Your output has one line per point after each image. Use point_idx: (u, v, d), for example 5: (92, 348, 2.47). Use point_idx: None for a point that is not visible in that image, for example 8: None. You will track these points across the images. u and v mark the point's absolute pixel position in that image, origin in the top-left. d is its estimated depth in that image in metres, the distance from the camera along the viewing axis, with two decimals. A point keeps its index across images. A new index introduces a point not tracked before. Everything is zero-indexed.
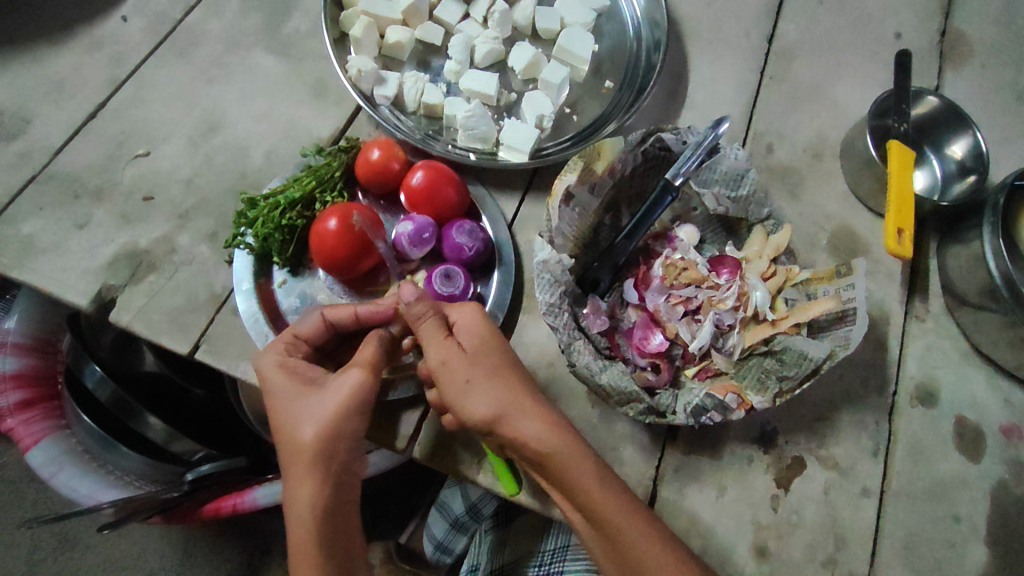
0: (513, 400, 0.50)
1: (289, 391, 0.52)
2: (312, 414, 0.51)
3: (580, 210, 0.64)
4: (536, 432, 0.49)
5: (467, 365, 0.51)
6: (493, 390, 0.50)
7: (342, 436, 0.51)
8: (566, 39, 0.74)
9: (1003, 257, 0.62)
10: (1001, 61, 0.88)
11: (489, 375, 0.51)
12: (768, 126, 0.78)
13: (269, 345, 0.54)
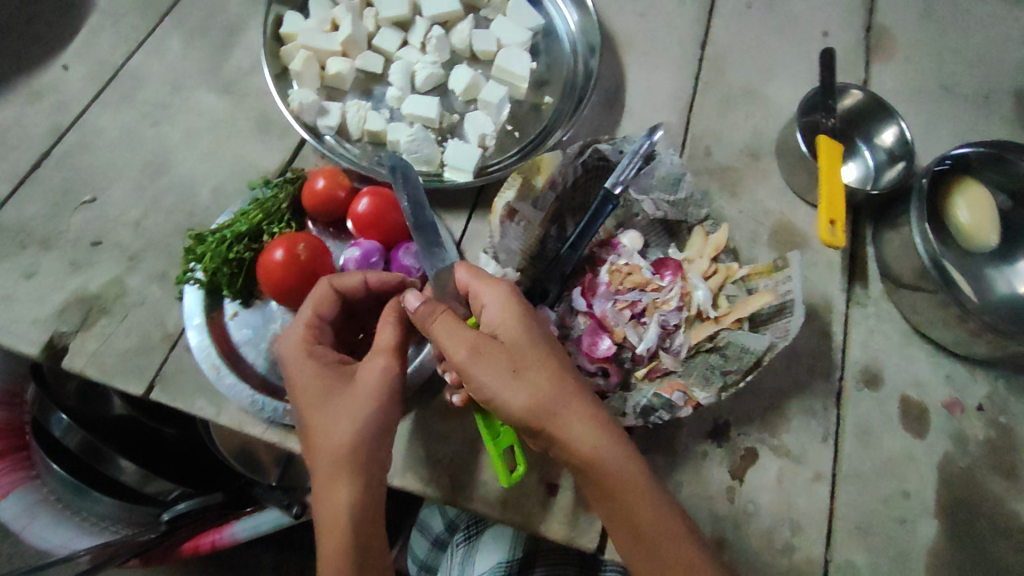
0: (540, 397, 0.50)
1: (319, 389, 0.53)
2: (342, 416, 0.52)
3: (525, 224, 0.67)
4: (564, 428, 0.50)
5: (491, 363, 0.51)
6: (521, 389, 0.50)
7: (370, 435, 0.53)
8: (503, 61, 0.76)
9: (930, 239, 0.65)
10: (924, 52, 0.92)
11: (513, 372, 0.51)
12: (705, 129, 0.81)
13: (289, 337, 0.55)
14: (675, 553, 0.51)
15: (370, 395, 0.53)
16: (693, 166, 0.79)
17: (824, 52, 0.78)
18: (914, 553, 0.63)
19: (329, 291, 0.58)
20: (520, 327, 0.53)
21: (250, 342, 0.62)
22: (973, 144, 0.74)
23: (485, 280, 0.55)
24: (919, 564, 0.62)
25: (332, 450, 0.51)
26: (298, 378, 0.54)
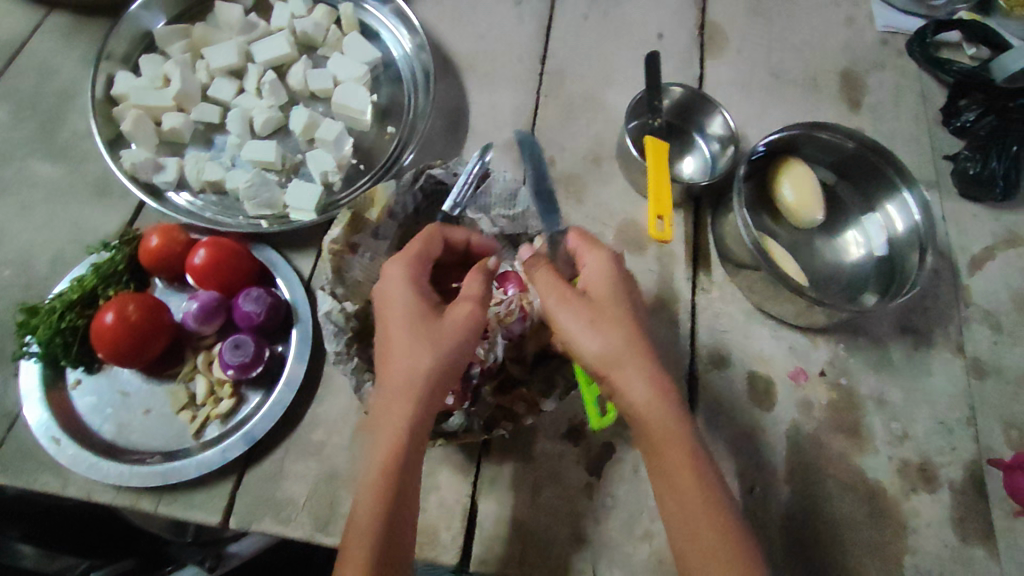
0: (625, 345, 0.52)
1: (410, 311, 0.54)
2: (432, 343, 0.52)
3: (368, 256, 0.68)
4: (635, 373, 0.52)
5: (592, 313, 0.54)
6: (605, 332, 0.53)
7: (444, 374, 0.52)
8: (340, 98, 0.78)
9: (749, 225, 0.69)
10: (754, 44, 0.98)
11: (610, 320, 0.54)
12: (548, 141, 0.84)
13: (396, 259, 0.57)
14: (709, 532, 0.49)
15: (462, 333, 0.54)
16: None
17: (648, 54, 0.82)
18: (768, 521, 0.67)
19: (436, 233, 0.64)
20: (615, 286, 0.57)
21: (94, 409, 0.62)
22: (785, 128, 0.78)
23: (592, 245, 0.60)
24: (773, 530, 0.66)
25: (407, 382, 0.51)
26: (388, 305, 0.55)
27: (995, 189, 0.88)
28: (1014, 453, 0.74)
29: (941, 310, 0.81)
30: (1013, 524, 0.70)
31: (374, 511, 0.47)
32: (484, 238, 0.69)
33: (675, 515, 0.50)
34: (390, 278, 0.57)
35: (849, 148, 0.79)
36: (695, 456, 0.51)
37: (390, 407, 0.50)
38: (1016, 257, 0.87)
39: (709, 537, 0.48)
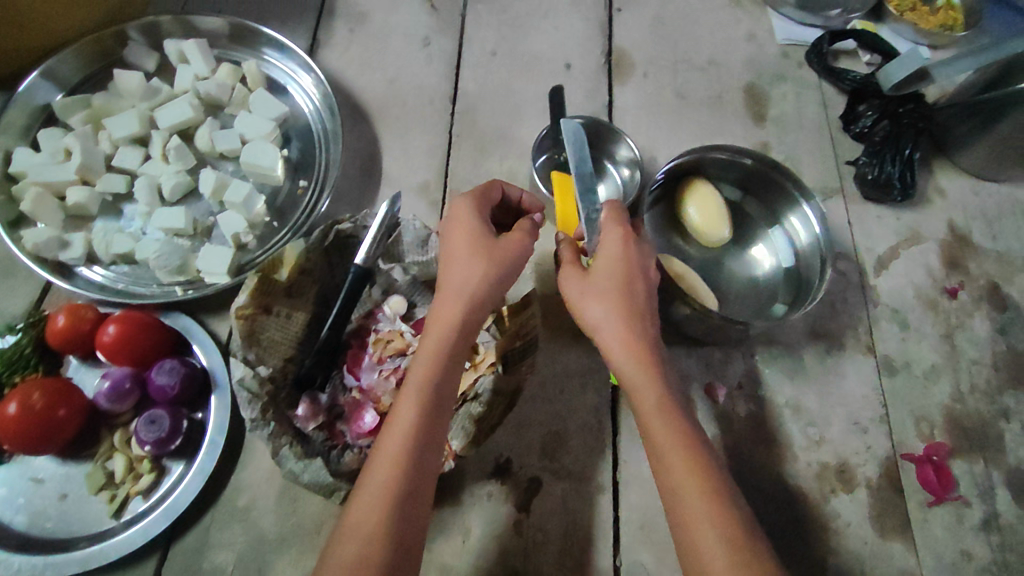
0: (621, 299, 0.60)
1: (459, 242, 0.61)
2: (478, 272, 0.59)
3: (284, 315, 0.69)
4: (622, 323, 0.59)
5: (602, 270, 0.62)
6: (605, 285, 0.61)
7: (473, 312, 0.59)
8: (248, 157, 0.78)
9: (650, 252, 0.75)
10: (660, 66, 1.01)
11: (618, 276, 0.61)
12: (462, 180, 0.86)
13: (467, 195, 0.64)
14: (676, 475, 0.54)
15: (507, 266, 0.61)
16: None
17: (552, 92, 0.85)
18: None
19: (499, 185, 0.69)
20: (632, 245, 0.63)
21: (9, 498, 0.62)
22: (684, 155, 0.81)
23: (616, 217, 0.64)
24: None
25: (440, 321, 0.58)
26: (453, 240, 0.62)
27: (893, 190, 0.92)
28: (923, 446, 0.78)
29: (849, 314, 0.85)
30: (926, 514, 0.74)
31: (401, 432, 0.52)
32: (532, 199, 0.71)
33: (651, 453, 0.56)
34: (455, 210, 0.64)
35: (747, 165, 0.83)
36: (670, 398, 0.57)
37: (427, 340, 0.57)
38: (919, 254, 0.92)
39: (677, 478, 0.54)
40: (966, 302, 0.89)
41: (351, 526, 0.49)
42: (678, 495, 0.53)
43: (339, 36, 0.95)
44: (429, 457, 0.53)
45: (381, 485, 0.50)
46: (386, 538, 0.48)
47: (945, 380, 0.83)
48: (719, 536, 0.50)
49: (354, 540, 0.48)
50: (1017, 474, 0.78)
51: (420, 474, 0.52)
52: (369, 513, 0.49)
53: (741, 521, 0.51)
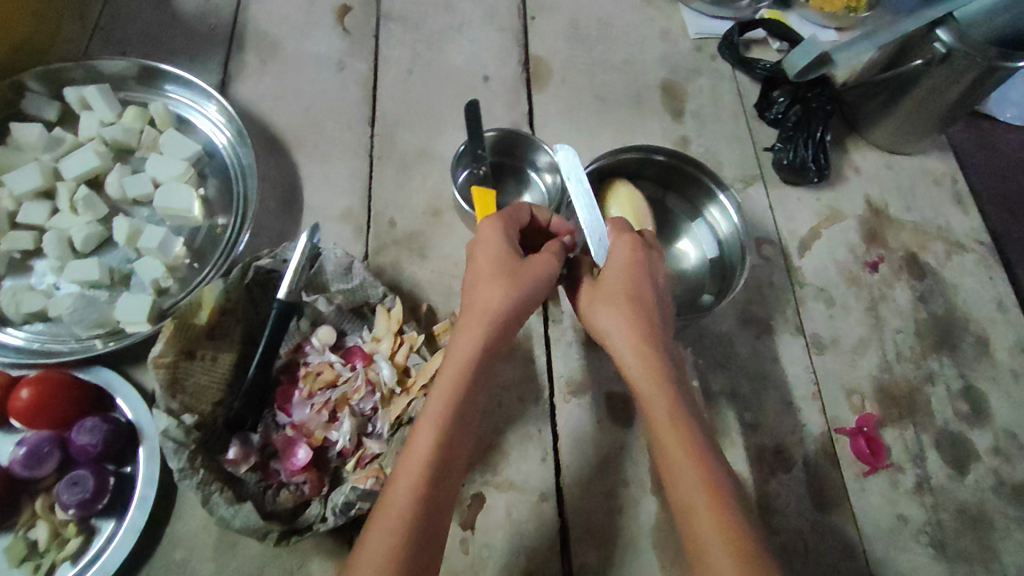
0: (627, 320, 0.61)
1: (485, 263, 0.61)
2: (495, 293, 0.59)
3: (209, 358, 0.68)
4: (630, 342, 0.59)
5: (608, 293, 0.63)
6: (615, 307, 0.62)
7: (494, 335, 0.59)
8: (161, 201, 0.77)
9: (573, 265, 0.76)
10: (577, 70, 1.02)
11: (622, 296, 0.62)
12: (386, 202, 0.86)
13: (494, 216, 0.64)
14: (684, 489, 0.52)
15: (534, 279, 0.60)
16: (380, 240, 0.83)
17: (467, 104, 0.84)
18: (641, 536, 0.70)
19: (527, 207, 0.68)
20: (637, 266, 0.64)
21: None
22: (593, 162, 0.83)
23: (622, 233, 0.66)
24: (647, 541, 0.70)
25: (451, 353, 0.58)
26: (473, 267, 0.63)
27: (809, 173, 0.94)
28: (855, 418, 0.81)
29: (776, 298, 0.88)
30: (862, 484, 0.77)
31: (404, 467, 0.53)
32: (561, 220, 0.69)
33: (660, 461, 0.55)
34: (483, 231, 0.63)
35: (660, 161, 0.85)
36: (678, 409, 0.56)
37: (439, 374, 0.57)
38: (839, 231, 0.95)
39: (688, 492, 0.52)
40: (887, 274, 0.92)
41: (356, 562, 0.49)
42: (682, 506, 0.52)
43: (252, 67, 0.95)
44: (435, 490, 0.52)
45: (384, 520, 0.50)
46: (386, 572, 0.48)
47: (873, 351, 0.86)
48: (721, 545, 0.48)
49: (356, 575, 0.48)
50: (946, 435, 0.82)
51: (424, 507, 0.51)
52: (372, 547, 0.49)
53: (745, 528, 0.50)
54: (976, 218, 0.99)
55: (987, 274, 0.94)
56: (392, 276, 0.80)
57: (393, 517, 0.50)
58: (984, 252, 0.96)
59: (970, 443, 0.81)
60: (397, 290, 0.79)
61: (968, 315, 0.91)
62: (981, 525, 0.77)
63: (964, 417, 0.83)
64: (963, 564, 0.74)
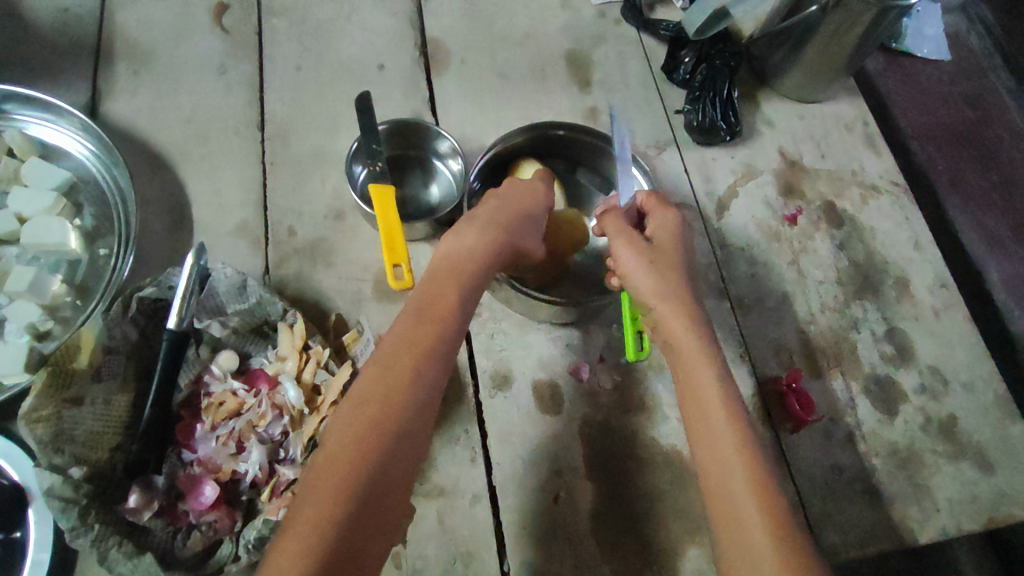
0: (681, 289, 0.63)
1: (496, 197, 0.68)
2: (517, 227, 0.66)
3: (100, 402, 0.62)
4: (670, 308, 0.62)
5: (656, 263, 0.65)
6: (668, 274, 0.64)
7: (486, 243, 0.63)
8: (29, 237, 0.71)
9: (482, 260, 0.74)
10: (478, 48, 0.97)
11: (674, 270, 0.65)
12: (284, 210, 0.81)
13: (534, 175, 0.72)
14: (719, 443, 0.53)
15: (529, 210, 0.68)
16: (281, 251, 0.78)
17: (360, 95, 0.78)
18: (579, 522, 0.69)
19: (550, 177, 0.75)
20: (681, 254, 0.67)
21: None
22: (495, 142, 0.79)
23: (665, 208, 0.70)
24: (585, 528, 0.68)
25: (460, 257, 0.62)
26: (511, 197, 0.68)
27: (720, 132, 0.93)
28: (785, 373, 0.81)
29: (697, 263, 0.87)
30: (795, 440, 0.78)
31: (417, 348, 0.54)
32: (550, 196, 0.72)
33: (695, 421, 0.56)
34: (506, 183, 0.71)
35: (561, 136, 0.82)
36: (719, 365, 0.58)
37: (447, 272, 0.61)
38: (756, 187, 0.94)
39: (729, 452, 0.52)
40: (807, 225, 0.92)
41: (355, 422, 0.49)
42: (711, 440, 0.54)
43: (122, 79, 0.87)
44: (432, 376, 0.53)
45: (386, 390, 0.51)
46: (385, 432, 0.49)
47: (798, 305, 0.86)
48: (749, 481, 0.50)
49: (354, 436, 0.48)
50: (874, 379, 0.83)
51: (427, 387, 0.52)
52: (372, 414, 0.49)
53: (767, 468, 0.51)
54: (888, 160, 1.00)
55: (903, 214, 0.95)
56: (296, 288, 0.76)
57: (387, 390, 0.51)
58: (899, 192, 0.97)
59: (896, 385, 0.83)
60: (301, 303, 0.76)
61: (887, 257, 0.91)
62: (912, 464, 0.78)
63: (890, 360, 0.84)
64: (897, 505, 0.76)
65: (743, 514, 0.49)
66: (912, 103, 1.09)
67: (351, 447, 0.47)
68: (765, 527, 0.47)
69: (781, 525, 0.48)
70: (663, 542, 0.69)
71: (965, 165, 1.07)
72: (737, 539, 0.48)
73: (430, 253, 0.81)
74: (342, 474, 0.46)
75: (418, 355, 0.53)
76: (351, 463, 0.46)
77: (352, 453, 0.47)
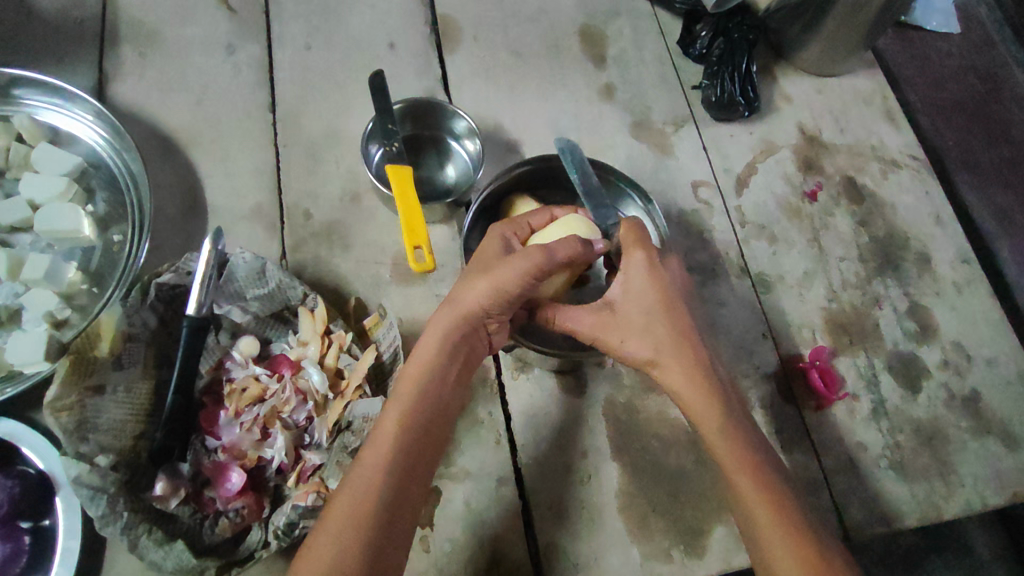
0: (666, 335, 0.59)
1: (478, 257, 0.62)
2: (478, 288, 0.57)
3: (123, 389, 0.61)
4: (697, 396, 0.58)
5: (633, 320, 0.60)
6: (639, 330, 0.60)
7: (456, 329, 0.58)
8: (42, 224, 0.69)
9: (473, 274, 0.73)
10: (490, 25, 0.95)
11: (657, 301, 0.60)
12: (299, 194, 0.80)
13: (500, 223, 0.65)
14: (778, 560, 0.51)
15: (491, 262, 0.60)
16: (297, 236, 0.77)
17: (374, 73, 0.77)
18: (605, 503, 0.68)
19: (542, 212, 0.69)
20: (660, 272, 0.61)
21: None
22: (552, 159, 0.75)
23: (635, 244, 0.62)
24: (612, 509, 0.68)
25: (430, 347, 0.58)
26: (479, 257, 0.62)
27: (738, 108, 0.91)
28: (808, 351, 0.81)
29: (717, 241, 0.86)
30: (819, 418, 0.77)
31: (408, 409, 0.55)
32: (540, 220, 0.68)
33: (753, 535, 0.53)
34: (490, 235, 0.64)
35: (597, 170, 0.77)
36: (713, 384, 0.58)
37: (415, 370, 0.57)
38: (775, 164, 0.92)
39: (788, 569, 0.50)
40: (827, 201, 0.91)
41: (349, 504, 0.49)
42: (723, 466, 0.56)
43: (129, 62, 0.85)
44: (425, 443, 0.54)
45: (380, 464, 0.51)
46: (381, 509, 0.50)
47: (819, 282, 0.85)
48: (759, 497, 0.54)
49: (351, 518, 0.48)
50: (896, 356, 0.82)
51: (390, 518, 0.50)
52: (367, 489, 0.50)
53: (772, 477, 0.55)
54: (908, 134, 0.98)
55: (924, 189, 0.94)
56: (314, 273, 0.75)
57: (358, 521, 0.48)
58: (918, 166, 0.96)
59: (919, 361, 0.82)
60: (319, 287, 0.75)
61: (909, 232, 0.90)
62: (936, 440, 0.78)
63: (913, 336, 0.83)
64: (923, 482, 0.76)
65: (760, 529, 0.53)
66: (928, 76, 1.07)
67: (347, 530, 0.48)
68: (785, 536, 0.51)
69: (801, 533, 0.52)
70: (690, 522, 0.69)
71: (975, 139, 1.04)
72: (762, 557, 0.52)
73: (449, 235, 0.80)
74: (341, 557, 0.47)
75: (413, 419, 0.54)
76: (355, 542, 0.47)
77: (352, 531, 0.48)
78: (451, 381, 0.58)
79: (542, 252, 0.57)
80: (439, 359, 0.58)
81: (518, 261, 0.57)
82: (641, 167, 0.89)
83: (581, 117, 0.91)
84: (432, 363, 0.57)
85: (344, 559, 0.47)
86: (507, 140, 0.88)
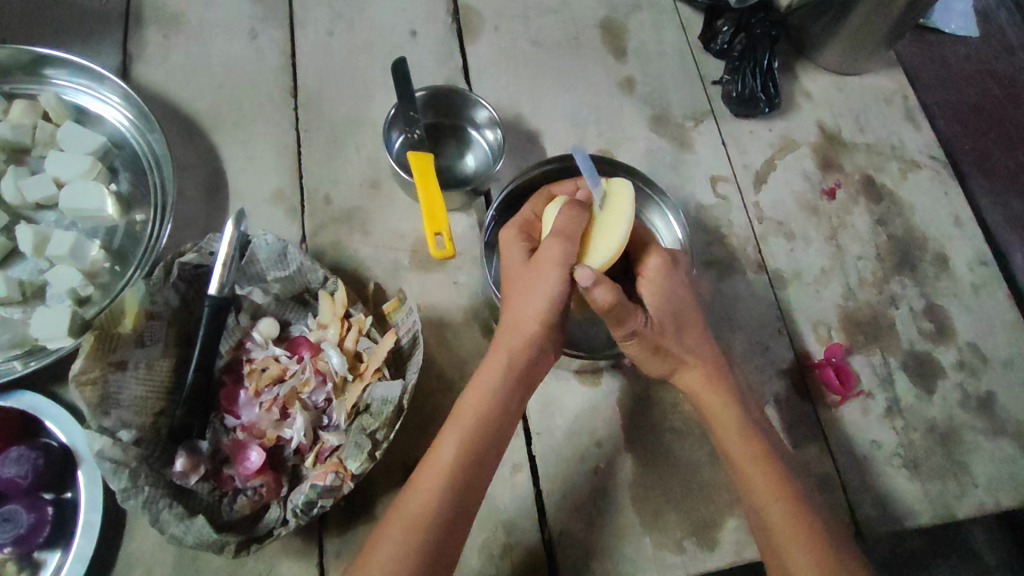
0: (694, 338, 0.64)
1: (516, 270, 0.61)
2: (533, 307, 0.58)
3: (143, 365, 0.61)
4: (712, 395, 0.63)
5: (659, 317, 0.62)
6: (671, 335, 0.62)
7: (514, 357, 0.59)
8: (66, 201, 0.70)
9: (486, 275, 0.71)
10: (510, 15, 0.95)
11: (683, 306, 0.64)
12: (320, 178, 0.80)
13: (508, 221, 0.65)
14: (791, 539, 0.56)
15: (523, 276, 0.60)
16: (317, 220, 0.78)
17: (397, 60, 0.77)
18: (618, 492, 0.69)
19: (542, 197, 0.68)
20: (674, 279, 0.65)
21: None
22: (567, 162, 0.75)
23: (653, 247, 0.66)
24: (625, 499, 0.69)
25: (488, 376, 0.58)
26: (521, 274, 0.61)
27: (759, 103, 0.90)
28: (824, 349, 0.81)
29: (735, 237, 0.86)
30: (834, 414, 0.78)
31: (467, 432, 0.55)
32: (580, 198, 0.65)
33: (757, 517, 0.59)
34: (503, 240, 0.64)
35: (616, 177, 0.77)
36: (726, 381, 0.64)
37: (480, 394, 0.57)
38: (794, 161, 0.92)
39: (798, 547, 0.56)
40: (845, 200, 0.90)
41: (402, 516, 0.52)
42: (723, 449, 0.62)
43: (154, 45, 0.85)
44: (489, 458, 0.56)
45: (440, 478, 0.53)
46: (441, 524, 0.51)
47: (836, 280, 0.85)
48: (765, 476, 0.59)
49: (409, 530, 0.51)
50: (912, 355, 0.82)
51: (454, 522, 0.52)
52: (425, 497, 0.52)
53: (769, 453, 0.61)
54: (928, 134, 0.98)
55: (943, 190, 0.93)
56: (333, 257, 0.76)
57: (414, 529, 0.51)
58: (937, 167, 0.95)
59: (934, 361, 0.82)
60: (338, 271, 0.76)
61: (927, 233, 0.90)
62: (950, 441, 0.78)
63: (928, 336, 0.83)
64: (936, 482, 0.76)
65: (765, 503, 0.58)
66: (945, 80, 1.07)
67: (404, 542, 0.50)
68: (785, 511, 0.58)
69: (803, 515, 0.58)
70: (703, 514, 0.69)
71: (990, 144, 1.03)
72: (754, 510, 0.59)
73: (467, 224, 0.80)
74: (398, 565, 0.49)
75: (473, 447, 0.55)
76: (416, 542, 0.50)
77: (406, 546, 0.50)
78: (514, 410, 0.58)
79: (561, 239, 0.58)
80: (506, 377, 0.58)
81: (550, 267, 0.58)
82: (660, 161, 0.89)
83: (601, 110, 0.91)
84: (492, 388, 0.57)
85: (407, 550, 0.50)
86: (527, 130, 0.88)
